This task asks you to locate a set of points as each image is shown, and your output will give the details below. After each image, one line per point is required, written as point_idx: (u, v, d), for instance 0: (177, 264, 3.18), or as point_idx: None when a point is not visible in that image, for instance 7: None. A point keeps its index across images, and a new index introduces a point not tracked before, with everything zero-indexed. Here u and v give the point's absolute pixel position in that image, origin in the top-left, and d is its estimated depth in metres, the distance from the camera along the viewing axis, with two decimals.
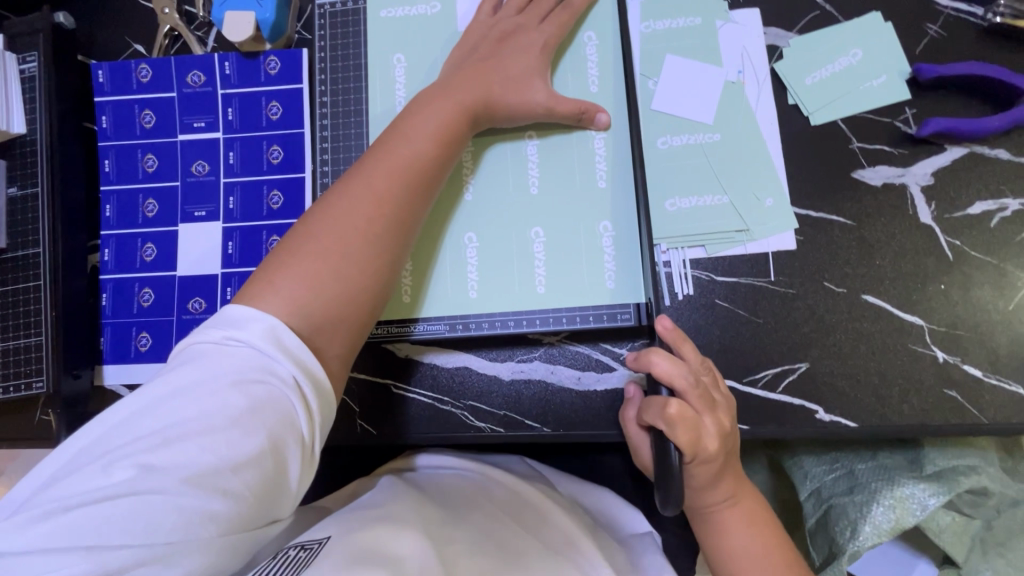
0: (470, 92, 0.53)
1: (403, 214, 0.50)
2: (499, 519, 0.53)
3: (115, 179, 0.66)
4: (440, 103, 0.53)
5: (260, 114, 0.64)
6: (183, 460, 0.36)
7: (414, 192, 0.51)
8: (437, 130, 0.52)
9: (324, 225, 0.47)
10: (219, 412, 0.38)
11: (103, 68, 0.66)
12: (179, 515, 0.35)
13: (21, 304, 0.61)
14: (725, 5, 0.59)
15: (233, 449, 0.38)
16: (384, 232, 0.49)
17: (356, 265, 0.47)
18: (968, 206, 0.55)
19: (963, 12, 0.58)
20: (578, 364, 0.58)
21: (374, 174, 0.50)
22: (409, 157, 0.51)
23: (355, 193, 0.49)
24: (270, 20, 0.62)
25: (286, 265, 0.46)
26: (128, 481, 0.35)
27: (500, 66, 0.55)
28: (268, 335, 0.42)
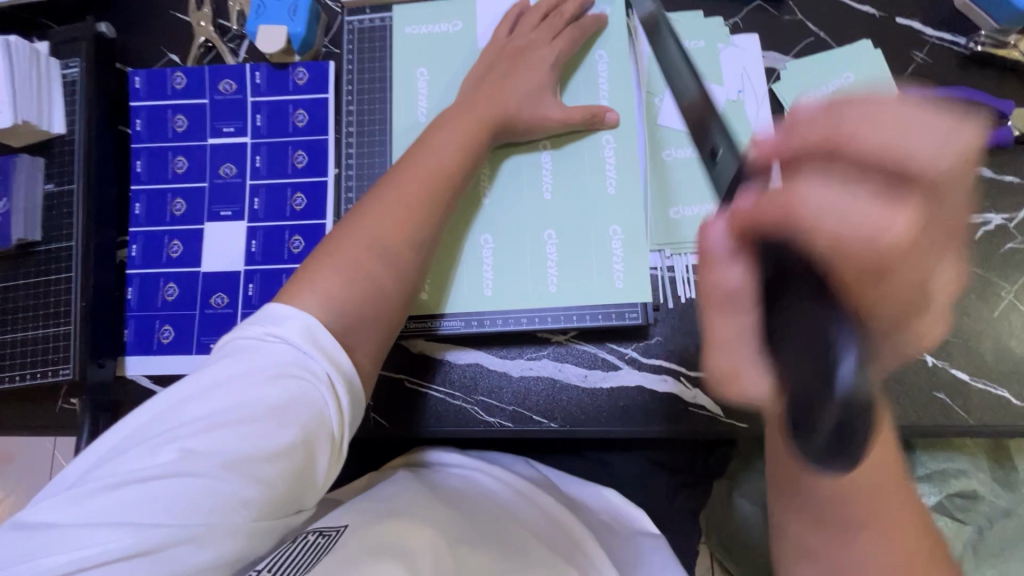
0: (489, 110, 0.57)
1: (428, 225, 0.53)
2: (509, 520, 0.55)
3: (146, 179, 0.69)
4: (464, 123, 0.57)
5: (288, 121, 0.68)
6: (224, 446, 0.39)
7: (439, 204, 0.54)
8: (461, 149, 0.56)
9: (357, 232, 0.51)
10: (257, 402, 0.41)
11: (140, 74, 0.69)
12: (217, 497, 0.37)
13: (52, 295, 0.64)
14: (727, 30, 0.64)
15: (270, 439, 0.40)
16: (409, 239, 0.52)
17: (383, 270, 0.51)
18: None
19: (947, 41, 0.62)
20: (585, 363, 0.60)
21: (403, 187, 0.53)
22: (434, 172, 0.54)
23: (385, 203, 0.52)
24: (302, 34, 0.66)
25: (322, 266, 0.49)
26: (171, 463, 0.38)
27: (515, 80, 0.60)
28: (304, 333, 0.44)
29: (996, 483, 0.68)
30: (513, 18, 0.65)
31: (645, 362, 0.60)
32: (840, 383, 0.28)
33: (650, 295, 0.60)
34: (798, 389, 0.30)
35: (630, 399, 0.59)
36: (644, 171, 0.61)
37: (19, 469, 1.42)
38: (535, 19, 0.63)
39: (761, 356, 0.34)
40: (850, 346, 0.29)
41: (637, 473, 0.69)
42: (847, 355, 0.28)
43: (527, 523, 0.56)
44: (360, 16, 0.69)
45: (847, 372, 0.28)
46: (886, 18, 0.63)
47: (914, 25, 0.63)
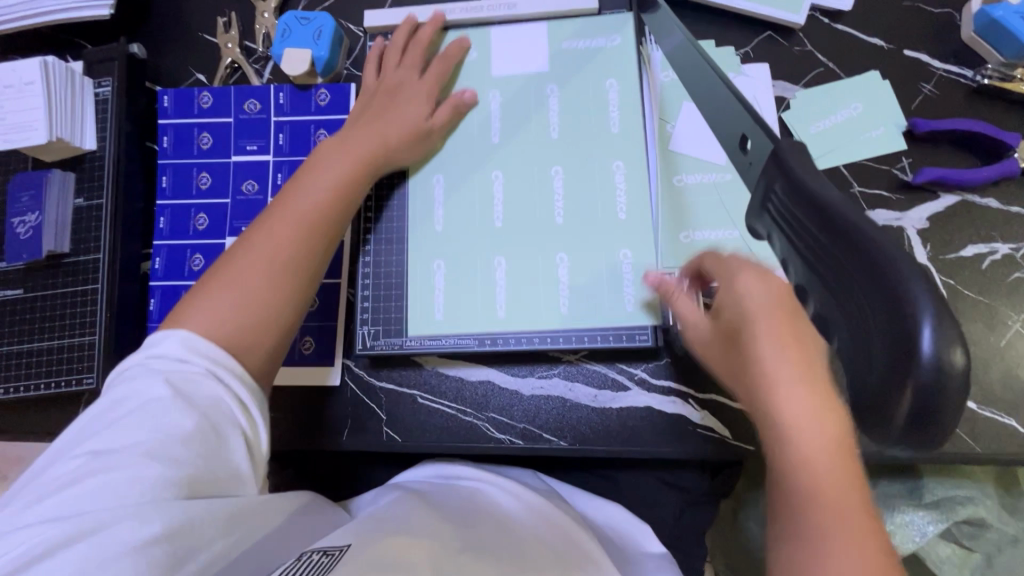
0: (367, 141, 0.59)
1: (308, 251, 0.53)
2: (506, 534, 0.55)
3: (170, 194, 0.71)
4: (340, 156, 0.58)
5: (309, 140, 0.70)
6: (133, 442, 0.41)
7: (318, 229, 0.54)
8: (341, 181, 0.56)
9: (230, 270, 0.50)
10: (148, 401, 0.42)
11: (168, 93, 0.72)
12: (141, 482, 0.39)
13: (78, 305, 0.66)
14: (738, 59, 0.65)
15: (173, 425, 0.42)
16: (281, 264, 0.51)
17: (257, 298, 0.50)
18: (961, 248, 0.60)
19: (954, 74, 0.64)
20: (595, 383, 0.62)
21: (281, 220, 0.53)
22: (309, 200, 0.54)
23: (259, 239, 0.52)
24: (325, 57, 0.68)
25: (195, 308, 0.48)
26: (85, 465, 0.39)
27: (396, 109, 0.62)
28: (181, 344, 0.45)
29: (1004, 510, 0.68)
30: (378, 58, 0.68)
31: (654, 383, 0.61)
32: (922, 354, 0.21)
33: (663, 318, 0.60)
34: (865, 359, 0.24)
35: (639, 419, 0.60)
36: (656, 197, 0.63)
37: (26, 470, 1.44)
38: (399, 57, 0.66)
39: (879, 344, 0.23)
40: (929, 302, 0.21)
41: (644, 492, 0.70)
42: (925, 311, 0.21)
43: (518, 532, 0.56)
44: (381, 41, 0.71)
45: (930, 340, 0.21)
46: (894, 50, 0.65)
47: (922, 57, 0.64)
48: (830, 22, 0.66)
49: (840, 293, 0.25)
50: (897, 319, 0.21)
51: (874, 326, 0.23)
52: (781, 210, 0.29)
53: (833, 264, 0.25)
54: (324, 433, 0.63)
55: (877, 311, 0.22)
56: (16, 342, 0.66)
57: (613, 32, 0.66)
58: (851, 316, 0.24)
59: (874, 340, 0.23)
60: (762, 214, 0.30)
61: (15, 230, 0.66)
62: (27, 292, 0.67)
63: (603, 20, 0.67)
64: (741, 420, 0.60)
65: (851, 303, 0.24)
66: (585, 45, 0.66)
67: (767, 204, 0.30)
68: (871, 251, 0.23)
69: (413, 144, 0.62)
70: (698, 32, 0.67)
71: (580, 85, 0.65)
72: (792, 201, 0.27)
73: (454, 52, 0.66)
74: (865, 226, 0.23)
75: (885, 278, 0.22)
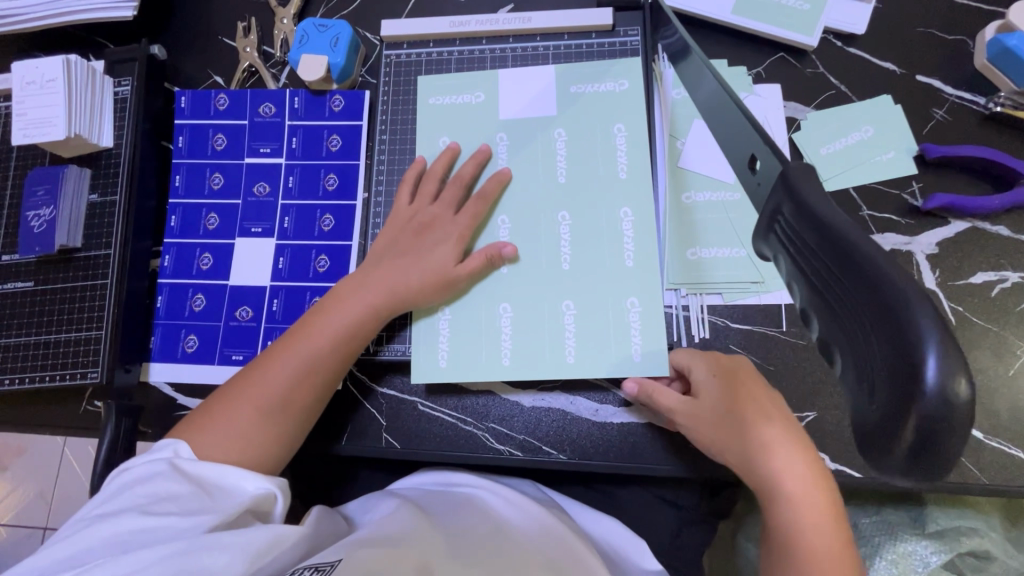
0: (382, 285, 0.58)
1: (301, 398, 0.56)
2: (502, 548, 0.54)
3: (183, 193, 0.72)
4: (366, 284, 0.59)
5: (321, 145, 0.71)
6: (131, 505, 0.45)
7: (315, 374, 0.56)
8: (346, 327, 0.57)
9: (236, 395, 0.54)
10: (147, 476, 0.47)
11: (186, 95, 0.73)
12: (142, 534, 0.43)
13: (87, 299, 0.66)
14: (750, 80, 0.66)
15: (168, 488, 0.47)
16: (273, 409, 0.54)
17: (246, 442, 0.53)
18: (970, 275, 0.60)
19: (967, 100, 0.64)
20: (596, 396, 0.61)
21: (293, 354, 0.56)
22: (311, 347, 0.56)
23: (270, 370, 0.55)
24: (341, 64, 0.69)
25: (199, 427, 0.52)
26: (88, 527, 0.44)
27: (421, 253, 0.60)
28: (176, 450, 0.50)
29: (1010, 543, 0.67)
30: (412, 179, 0.65)
31: None
32: (927, 382, 0.21)
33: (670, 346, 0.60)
34: (867, 391, 0.23)
35: (640, 435, 0.60)
36: (664, 213, 0.63)
37: (27, 461, 1.45)
38: (431, 186, 0.64)
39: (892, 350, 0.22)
40: (934, 330, 0.21)
41: (643, 509, 0.69)
42: (931, 337, 0.21)
43: (513, 540, 0.56)
44: (397, 50, 0.71)
45: (935, 369, 0.21)
46: (907, 74, 0.65)
47: (934, 83, 0.64)
48: (843, 45, 0.66)
49: (841, 318, 0.25)
50: (900, 346, 0.21)
51: (875, 353, 0.23)
52: (786, 236, 0.28)
53: (832, 289, 0.25)
54: (323, 435, 0.63)
55: (880, 338, 0.22)
56: (23, 334, 0.67)
57: (623, 77, 0.65)
58: (850, 342, 0.24)
59: (875, 366, 0.23)
60: (767, 238, 0.30)
61: (30, 223, 0.67)
62: (37, 284, 0.68)
63: (614, 63, 0.66)
64: None
65: (852, 330, 0.24)
66: (596, 94, 0.65)
67: (772, 231, 0.29)
68: (873, 276, 0.23)
69: (433, 290, 0.60)
70: (712, 50, 0.68)
71: (591, 116, 0.65)
72: (799, 227, 0.27)
73: (492, 186, 0.62)
74: (870, 252, 0.23)
75: (889, 305, 0.22)
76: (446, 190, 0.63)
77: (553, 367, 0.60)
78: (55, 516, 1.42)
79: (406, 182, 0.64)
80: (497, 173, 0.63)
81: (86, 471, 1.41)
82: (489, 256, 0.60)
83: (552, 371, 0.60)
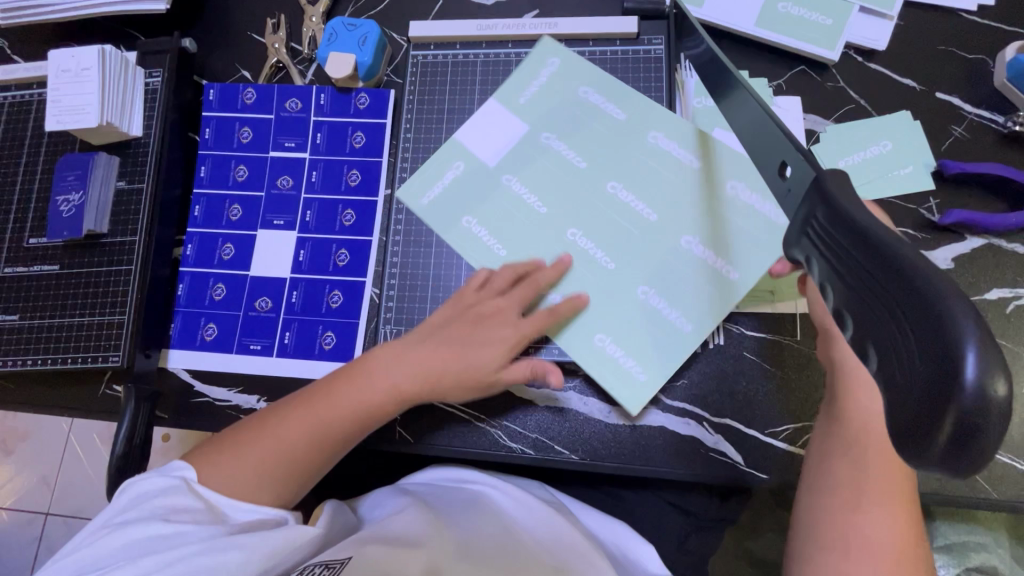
0: (431, 357, 0.59)
1: (324, 451, 0.56)
2: (507, 546, 0.54)
3: (208, 184, 0.73)
4: (414, 352, 0.59)
5: (345, 142, 0.72)
6: (147, 513, 0.47)
7: (330, 440, 0.56)
8: (375, 397, 0.57)
9: (264, 436, 0.55)
10: (162, 489, 0.49)
11: (214, 87, 0.75)
12: (159, 539, 0.45)
13: (110, 285, 0.67)
14: (772, 91, 0.67)
15: (184, 500, 0.48)
16: (294, 458, 0.55)
17: (245, 490, 0.52)
18: (985, 291, 0.60)
19: (986, 118, 0.64)
20: (609, 398, 0.62)
21: (329, 407, 0.56)
22: (336, 412, 0.56)
23: (303, 416, 0.56)
24: (368, 63, 0.71)
25: (221, 461, 0.53)
26: (107, 534, 0.46)
27: (469, 348, 0.59)
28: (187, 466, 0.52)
29: (1018, 562, 0.67)
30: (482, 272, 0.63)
31: (669, 404, 0.61)
32: (966, 382, 0.19)
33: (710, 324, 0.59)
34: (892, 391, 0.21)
35: (652, 438, 0.60)
36: None
37: (33, 447, 1.46)
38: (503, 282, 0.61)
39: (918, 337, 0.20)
40: (974, 328, 0.19)
41: (652, 513, 0.69)
42: (971, 333, 0.19)
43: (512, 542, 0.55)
44: (425, 51, 0.73)
45: (974, 368, 0.18)
46: (927, 91, 0.66)
47: (954, 100, 0.65)
48: (864, 60, 0.67)
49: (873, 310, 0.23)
50: (937, 343, 0.19)
51: (908, 352, 0.21)
52: (816, 241, 0.26)
53: (863, 290, 0.23)
54: None
55: (914, 335, 0.20)
56: (46, 317, 0.68)
57: (551, 57, 0.68)
58: (880, 343, 0.22)
59: (905, 370, 0.21)
60: (795, 247, 0.28)
61: (59, 207, 0.68)
62: (62, 268, 0.69)
63: (524, 64, 0.69)
64: (756, 447, 0.59)
65: (883, 330, 0.22)
66: (540, 87, 0.68)
67: (801, 237, 0.27)
68: (907, 270, 0.21)
69: (469, 390, 0.59)
70: (734, 60, 0.68)
71: (548, 101, 0.67)
72: (831, 232, 0.25)
73: (565, 309, 0.60)
74: (902, 249, 0.22)
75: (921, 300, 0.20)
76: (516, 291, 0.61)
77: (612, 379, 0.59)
78: (59, 502, 1.43)
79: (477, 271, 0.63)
80: (571, 296, 0.60)
81: (91, 460, 1.43)
82: (534, 373, 0.59)
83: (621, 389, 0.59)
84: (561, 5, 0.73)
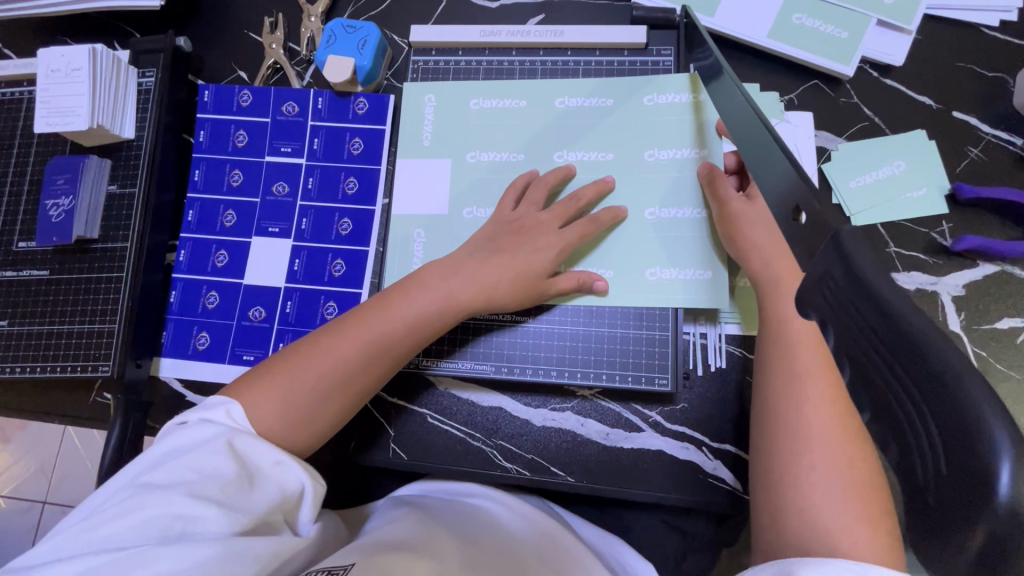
0: (477, 271, 0.58)
1: (375, 367, 0.55)
2: (518, 557, 0.53)
3: (202, 189, 0.71)
4: (464, 269, 0.58)
5: (343, 148, 0.70)
6: (176, 481, 0.44)
7: (384, 357, 0.55)
8: (424, 311, 0.57)
9: (318, 349, 0.54)
10: (196, 448, 0.46)
11: (209, 89, 0.73)
12: (179, 521, 0.42)
13: (102, 291, 0.66)
14: (781, 106, 0.65)
15: (216, 470, 0.45)
16: (348, 373, 0.54)
17: (286, 418, 0.51)
18: (996, 320, 0.59)
19: (1003, 140, 0.62)
20: (608, 420, 0.61)
21: (383, 320, 0.55)
22: (385, 327, 0.55)
23: (355, 330, 0.55)
24: (367, 67, 0.68)
25: (275, 376, 0.52)
26: (130, 499, 0.43)
27: (518, 256, 0.59)
28: (230, 412, 0.49)
29: None
30: (521, 186, 0.63)
31: (670, 428, 0.60)
32: (999, 494, 0.18)
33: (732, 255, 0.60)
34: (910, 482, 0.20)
35: (650, 462, 0.59)
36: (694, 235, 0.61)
37: (31, 435, 1.46)
38: (540, 197, 0.62)
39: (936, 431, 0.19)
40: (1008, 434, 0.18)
41: (648, 532, 0.69)
42: (1002, 436, 0.18)
43: (518, 555, 0.54)
44: (425, 57, 0.71)
45: (1009, 482, 0.17)
46: (943, 110, 0.64)
47: (971, 120, 0.63)
48: (879, 76, 0.65)
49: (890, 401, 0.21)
50: (961, 444, 0.18)
51: (923, 445, 0.20)
52: (829, 304, 0.24)
53: (879, 369, 0.22)
54: (333, 443, 0.63)
55: (936, 428, 0.19)
56: (37, 323, 0.66)
57: (427, 92, 0.69)
58: (898, 430, 0.21)
59: (923, 470, 0.20)
60: (808, 307, 0.26)
61: (47, 212, 0.66)
62: (52, 273, 0.67)
63: (405, 110, 0.70)
64: None
65: (897, 419, 0.21)
66: (434, 123, 0.69)
67: (815, 294, 0.25)
68: (928, 355, 0.20)
69: (520, 295, 0.59)
70: (744, 74, 0.67)
71: (461, 123, 0.68)
72: (848, 297, 0.23)
73: (607, 218, 0.61)
74: (922, 329, 0.20)
75: (945, 393, 0.19)
76: (554, 206, 0.62)
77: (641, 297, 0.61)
78: (56, 492, 1.43)
79: (513, 189, 0.63)
80: (599, 181, 0.62)
81: (87, 450, 1.42)
82: (580, 284, 0.59)
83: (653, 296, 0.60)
84: (567, 9, 0.71)
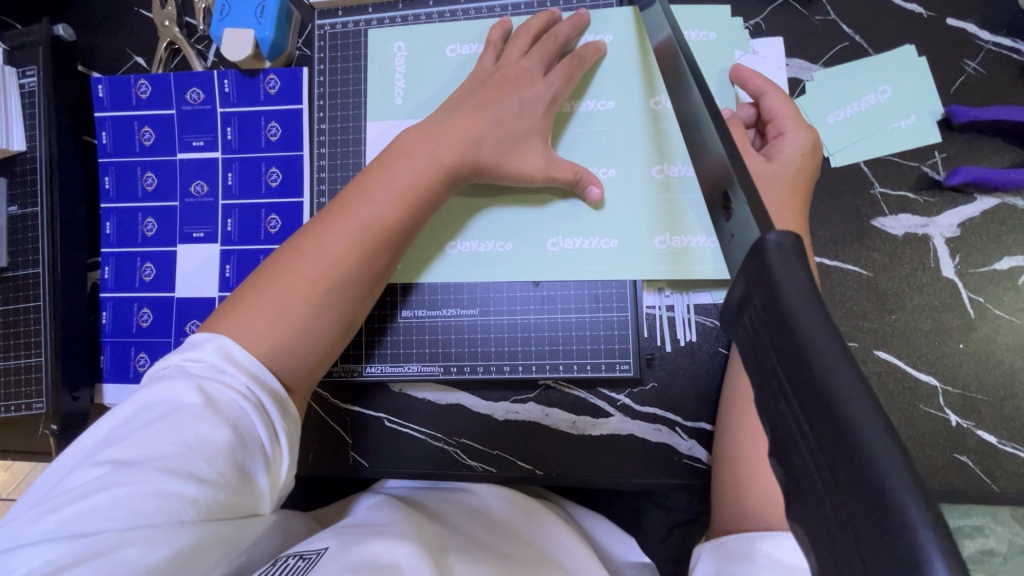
0: (454, 135, 0.51)
1: (377, 254, 0.50)
2: (498, 526, 0.51)
3: (114, 197, 0.65)
4: (445, 132, 0.51)
5: (259, 135, 0.63)
6: (154, 453, 0.38)
7: (377, 245, 0.49)
8: (406, 189, 0.50)
9: (308, 247, 0.48)
10: (177, 410, 0.40)
11: (103, 81, 0.65)
12: (156, 499, 0.37)
13: (23, 323, 0.62)
14: (746, 34, 0.55)
15: (202, 440, 0.39)
16: (351, 264, 0.48)
17: (290, 326, 0.46)
18: (994, 261, 0.52)
19: (1005, 48, 0.54)
20: (573, 408, 0.57)
21: (373, 199, 0.49)
22: (375, 211, 0.49)
23: (344, 217, 0.49)
24: (270, 38, 0.60)
25: (266, 288, 0.47)
26: (101, 477, 0.38)
27: (498, 110, 0.53)
28: (219, 350, 0.43)
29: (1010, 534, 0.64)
30: (498, 42, 0.58)
31: (638, 410, 0.56)
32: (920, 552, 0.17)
33: (689, 217, 0.55)
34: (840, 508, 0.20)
35: (621, 448, 0.56)
36: (648, 196, 0.56)
37: None
38: (523, 41, 0.56)
39: (831, 461, 0.20)
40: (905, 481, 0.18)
41: (631, 508, 0.67)
42: (910, 503, 0.18)
43: (499, 527, 0.51)
44: (332, 19, 0.63)
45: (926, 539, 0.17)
46: (936, 19, 0.54)
47: (969, 28, 0.54)
48: None
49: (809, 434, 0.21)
50: (865, 496, 0.19)
51: (825, 501, 0.21)
52: (754, 332, 0.25)
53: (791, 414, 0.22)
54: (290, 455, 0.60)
55: (834, 479, 0.20)
56: None
57: (394, 42, 0.62)
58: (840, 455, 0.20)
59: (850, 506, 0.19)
60: (738, 325, 0.26)
61: None
62: None
63: (372, 68, 0.62)
64: None
65: (814, 467, 0.21)
66: (406, 79, 0.61)
67: (741, 321, 0.26)
68: (826, 393, 0.21)
69: (503, 158, 0.53)
70: None
71: (386, 92, 0.62)
72: (765, 326, 0.24)
73: (590, 54, 0.56)
74: (831, 371, 0.21)
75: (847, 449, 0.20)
76: (533, 47, 0.56)
77: (592, 271, 0.56)
78: None
79: (490, 46, 0.57)
80: (572, 17, 0.57)
81: None
82: (579, 181, 0.54)
83: (603, 272, 0.56)
84: None
